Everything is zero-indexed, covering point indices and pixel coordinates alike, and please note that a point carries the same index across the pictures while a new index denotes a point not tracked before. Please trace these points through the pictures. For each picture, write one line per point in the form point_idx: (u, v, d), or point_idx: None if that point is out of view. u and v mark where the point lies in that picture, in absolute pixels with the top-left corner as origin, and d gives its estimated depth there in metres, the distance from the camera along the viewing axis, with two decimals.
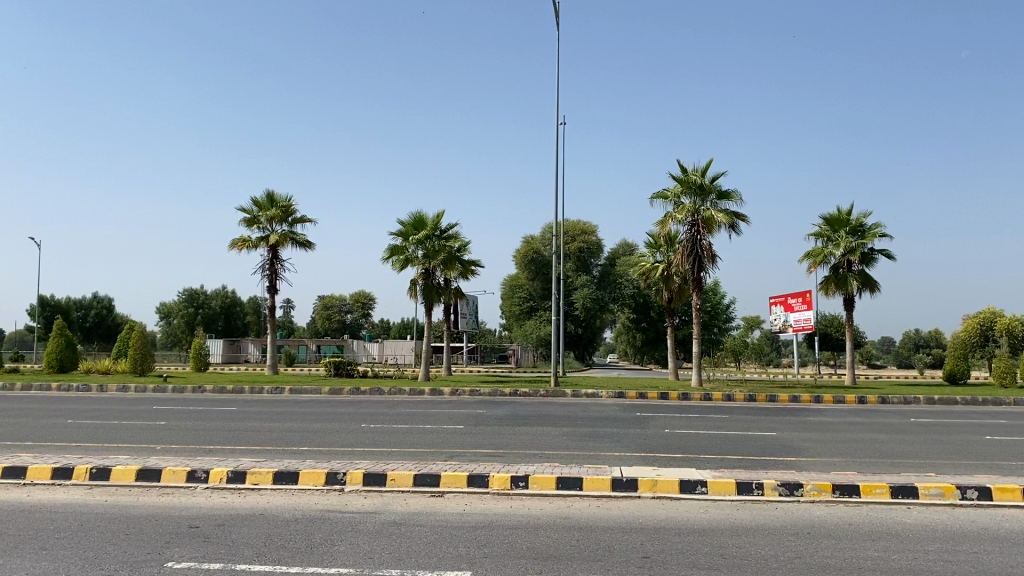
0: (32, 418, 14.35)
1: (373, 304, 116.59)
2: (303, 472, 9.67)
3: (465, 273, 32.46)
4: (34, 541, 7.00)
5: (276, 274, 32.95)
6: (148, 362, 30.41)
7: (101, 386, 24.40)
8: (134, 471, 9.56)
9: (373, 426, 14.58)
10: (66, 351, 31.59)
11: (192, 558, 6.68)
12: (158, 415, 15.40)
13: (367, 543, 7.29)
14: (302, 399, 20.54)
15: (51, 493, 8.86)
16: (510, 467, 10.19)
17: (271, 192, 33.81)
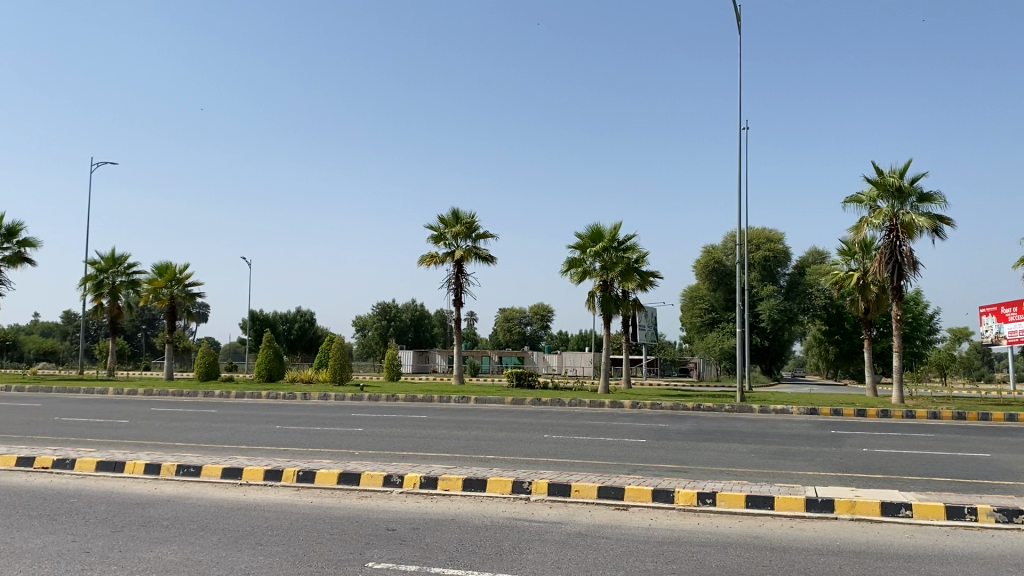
0: (248, 424, 15.62)
1: (552, 315, 117.72)
2: (491, 480, 9.90)
3: (643, 284, 32.18)
4: (252, 537, 7.60)
5: (460, 288, 34.02)
6: (346, 371, 32.28)
7: (305, 395, 26.17)
8: (337, 474, 10.18)
9: (557, 438, 14.71)
10: (273, 360, 34.07)
11: (391, 559, 7.02)
12: (356, 423, 16.33)
13: (555, 552, 7.38)
14: (487, 411, 21.05)
15: (263, 493, 9.59)
16: (696, 483, 9.97)
17: (456, 209, 35.02)
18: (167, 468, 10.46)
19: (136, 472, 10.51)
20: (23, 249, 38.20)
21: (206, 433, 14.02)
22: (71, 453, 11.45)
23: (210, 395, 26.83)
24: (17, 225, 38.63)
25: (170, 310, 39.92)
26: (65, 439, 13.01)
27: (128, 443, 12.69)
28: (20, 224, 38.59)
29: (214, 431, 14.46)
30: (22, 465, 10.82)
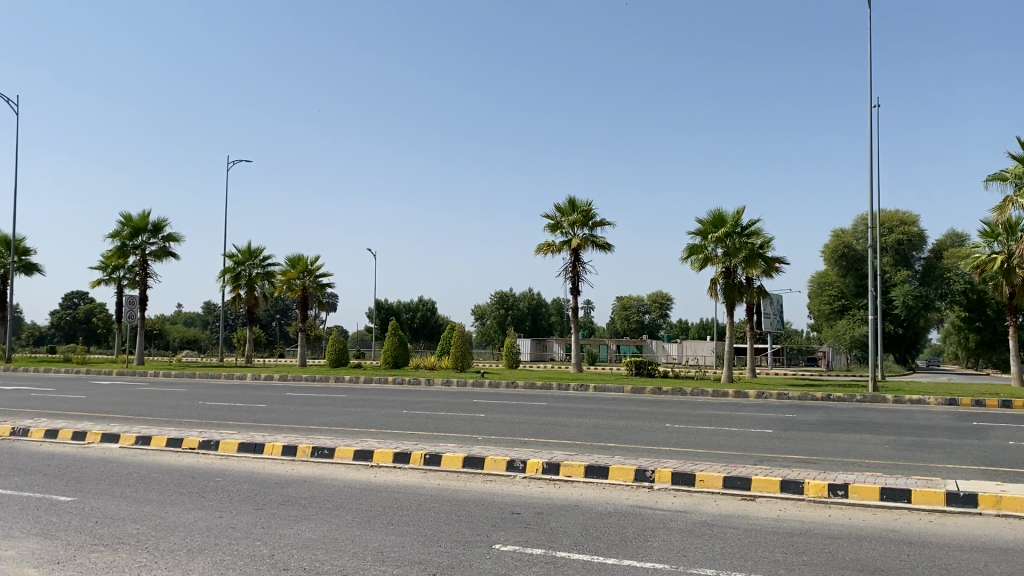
0: (376, 408, 16.19)
1: (671, 303, 116.22)
2: (613, 468, 9.92)
3: (768, 271, 31.31)
4: (383, 516, 7.90)
5: (578, 277, 34.03)
6: (468, 358, 32.90)
7: (429, 381, 26.90)
8: (461, 458, 10.41)
9: (679, 426, 14.56)
10: (398, 348, 35.08)
11: (517, 542, 7.14)
12: (479, 409, 16.66)
13: (680, 540, 7.33)
14: (608, 399, 21.03)
15: (392, 475, 9.93)
16: (826, 475, 9.67)
17: (572, 198, 35.00)
18: (302, 449, 10.97)
19: (274, 454, 11.05)
20: (167, 244, 40.65)
21: (338, 417, 14.61)
22: (216, 435, 12.18)
23: (340, 381, 27.95)
24: (162, 221, 41.12)
25: (302, 300, 41.64)
26: (210, 421, 13.84)
27: (266, 425, 13.38)
28: (165, 221, 41.05)
29: (345, 415, 15.04)
30: (172, 445, 11.57)
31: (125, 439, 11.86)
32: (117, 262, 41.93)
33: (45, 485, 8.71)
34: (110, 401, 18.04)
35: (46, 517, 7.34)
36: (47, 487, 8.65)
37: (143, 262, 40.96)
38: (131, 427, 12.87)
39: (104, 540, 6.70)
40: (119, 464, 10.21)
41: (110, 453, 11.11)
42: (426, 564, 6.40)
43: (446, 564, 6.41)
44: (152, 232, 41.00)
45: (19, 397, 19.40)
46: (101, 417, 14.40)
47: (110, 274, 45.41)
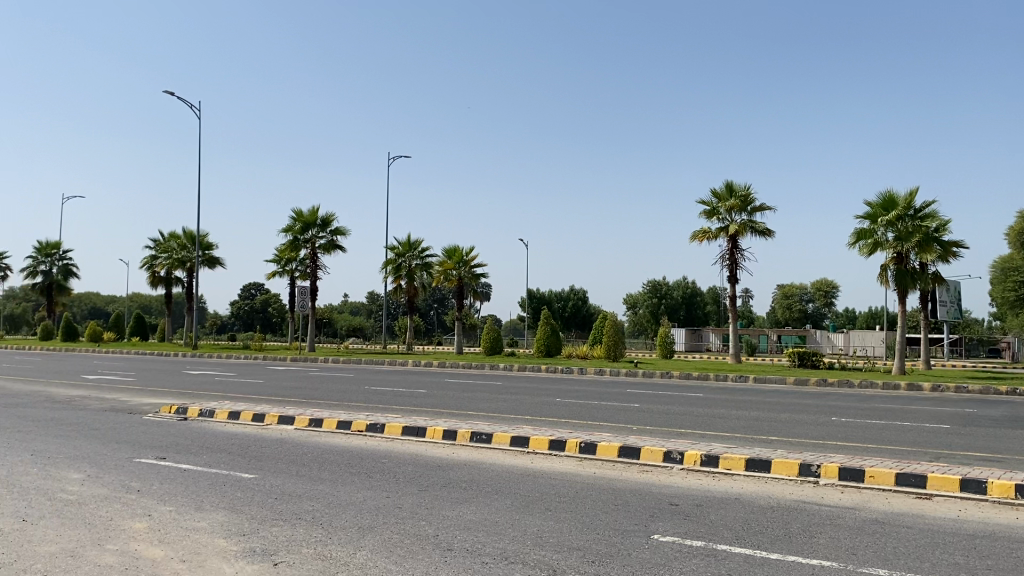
0: (532, 396, 16.44)
1: (836, 292, 111.13)
2: (776, 462, 9.62)
3: (945, 256, 29.36)
4: (541, 502, 8.01)
5: (736, 264, 33.13)
6: (620, 348, 32.75)
7: (583, 370, 27.05)
8: (617, 447, 10.39)
9: (845, 420, 13.92)
10: (551, 337, 35.39)
11: (676, 533, 7.06)
12: (634, 398, 16.58)
13: (849, 538, 7.02)
14: (768, 391, 20.39)
15: (549, 462, 10.04)
16: (1013, 474, 8.98)
17: (730, 182, 34.08)
18: (462, 434, 11.28)
19: (436, 437, 11.43)
20: (335, 237, 42.73)
21: (495, 404, 14.95)
22: (381, 418, 12.74)
23: (495, 368, 28.62)
24: (329, 216, 43.24)
25: (459, 290, 42.71)
26: (375, 405, 14.49)
27: (427, 410, 13.87)
28: (332, 215, 43.20)
29: (501, 402, 15.37)
30: (342, 427, 12.19)
31: (298, 422, 12.59)
32: (289, 255, 44.51)
33: (230, 463, 9.38)
34: (286, 385, 19.27)
35: (232, 493, 7.92)
36: (233, 464, 9.32)
37: (313, 255, 43.27)
38: (303, 410, 13.67)
39: (284, 515, 7.15)
40: (294, 444, 10.87)
41: (286, 434, 11.84)
42: (585, 550, 6.43)
43: (605, 551, 6.41)
44: (321, 227, 43.20)
45: (206, 381, 21.00)
46: (277, 400, 15.39)
47: (283, 267, 48.25)
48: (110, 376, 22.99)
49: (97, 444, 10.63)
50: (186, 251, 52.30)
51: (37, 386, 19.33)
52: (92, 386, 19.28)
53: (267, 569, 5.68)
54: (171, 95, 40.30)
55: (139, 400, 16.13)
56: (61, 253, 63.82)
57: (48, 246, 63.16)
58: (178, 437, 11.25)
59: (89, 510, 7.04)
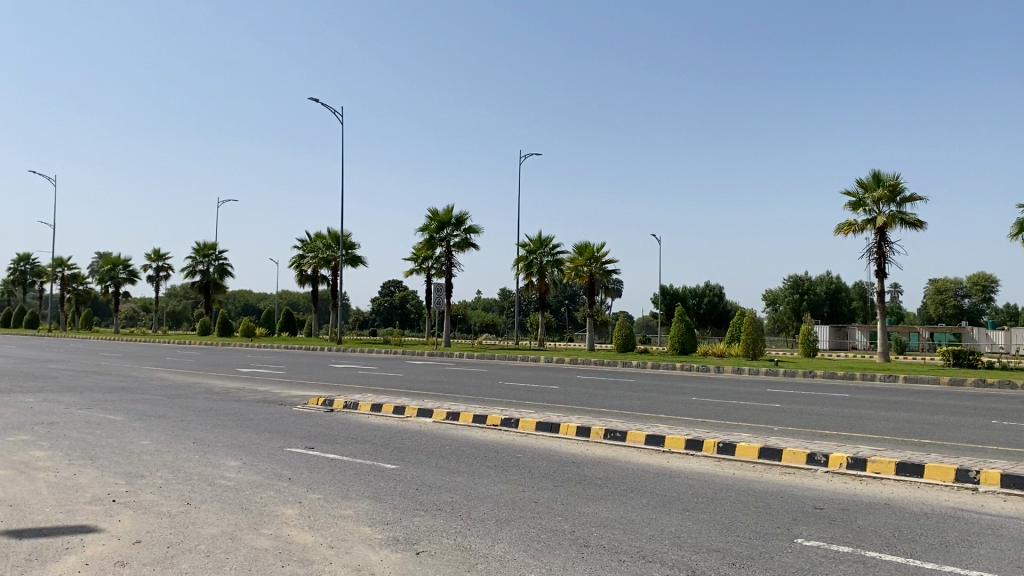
0: (667, 394, 16.21)
1: (996, 286, 103.83)
2: (930, 466, 9.10)
3: None
4: (678, 501, 7.89)
5: (884, 258, 31.53)
6: (759, 346, 31.78)
7: (719, 368, 26.43)
8: (757, 448, 10.10)
9: (1008, 424, 12.99)
10: (686, 334, 34.74)
11: (821, 538, 6.80)
12: (774, 398, 16.06)
13: (1013, 550, 6.55)
14: (920, 391, 19.28)
15: (685, 461, 9.87)
16: None
17: (877, 172, 32.46)
18: (596, 431, 11.27)
19: (569, 434, 11.46)
20: (469, 235, 43.53)
21: (629, 401, 14.84)
22: (516, 413, 12.88)
23: (629, 365, 28.36)
24: (464, 214, 44.06)
25: (591, 286, 42.63)
26: (510, 401, 14.66)
27: (562, 407, 13.90)
28: (467, 214, 44.04)
29: (635, 400, 15.24)
30: (478, 421, 12.40)
31: (437, 415, 12.91)
32: (425, 253, 45.68)
33: (374, 454, 9.73)
34: (425, 379, 19.78)
35: (375, 482, 8.21)
36: (376, 455, 9.67)
37: (448, 253, 44.24)
38: (441, 403, 14.00)
39: (425, 506, 7.35)
40: (433, 437, 11.16)
41: (425, 426, 12.18)
42: (725, 552, 6.30)
43: (745, 554, 6.25)
44: (455, 225, 44.06)
45: (349, 374, 21.85)
46: (417, 393, 15.86)
47: (420, 265, 49.53)
48: (262, 369, 24.27)
49: (252, 433, 11.28)
50: (330, 250, 54.56)
51: (199, 378, 20.65)
52: (247, 379, 20.42)
53: (409, 558, 5.85)
54: (314, 100, 42.03)
55: (289, 391, 16.98)
56: (217, 253, 67.87)
57: (206, 246, 67.25)
58: (325, 428, 11.77)
59: (246, 495, 7.48)
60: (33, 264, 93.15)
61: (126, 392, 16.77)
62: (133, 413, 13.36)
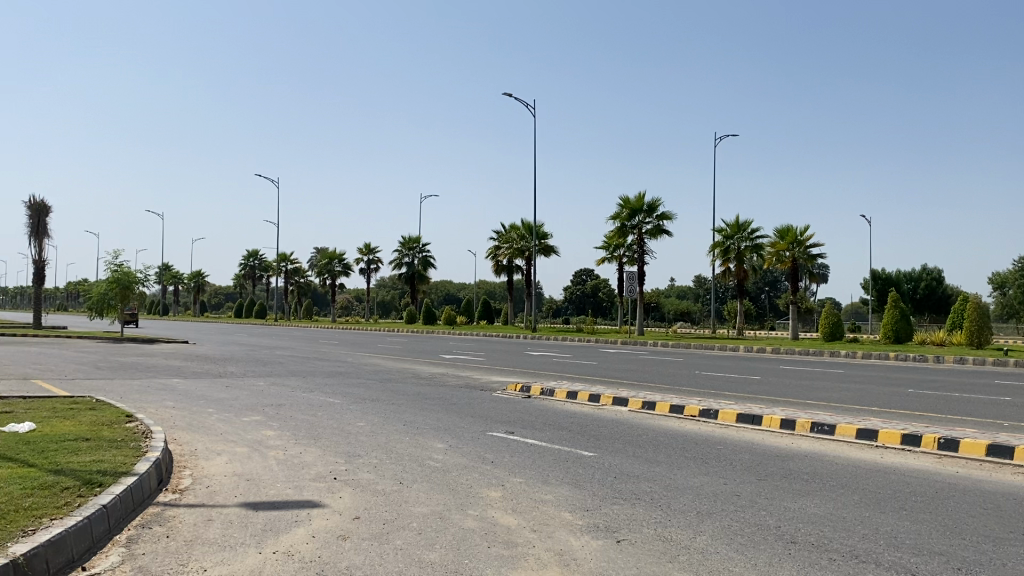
0: (878, 386, 15.26)
1: None
2: None
3: None
4: (895, 500, 7.38)
5: None
6: (985, 334, 29.18)
7: (939, 357, 24.56)
8: (985, 445, 9.28)
9: None
10: (900, 321, 32.51)
11: None
12: (1003, 390, 14.68)
13: None
14: None
15: (902, 457, 9.25)
16: None
17: None
18: (801, 424, 10.79)
19: (773, 426, 11.05)
20: (661, 222, 42.97)
21: (836, 393, 14.10)
22: (716, 403, 12.58)
23: (836, 356, 26.82)
24: (656, 201, 43.50)
25: (793, 272, 40.82)
26: (708, 391, 14.34)
27: (764, 398, 13.43)
28: (659, 200, 43.43)
29: (844, 391, 14.43)
30: (676, 412, 12.23)
31: (633, 404, 12.85)
32: (618, 241, 45.54)
33: (572, 441, 9.84)
34: (619, 368, 19.76)
35: (575, 469, 8.30)
36: (573, 442, 9.77)
37: (640, 240, 43.88)
38: (636, 392, 13.94)
39: (624, 494, 7.34)
40: (631, 426, 11.13)
41: (621, 415, 12.17)
42: (950, 556, 5.84)
43: (973, 559, 5.77)
44: (648, 212, 43.58)
45: (546, 362, 22.19)
46: (612, 382, 15.88)
47: (612, 254, 49.42)
48: (463, 356, 25.23)
49: (456, 417, 11.75)
50: (525, 240, 55.63)
51: (406, 364, 21.79)
52: (449, 365, 21.29)
53: (610, 545, 5.86)
54: (507, 95, 42.92)
55: (489, 377, 17.54)
56: (421, 245, 71.10)
57: (410, 240, 70.62)
58: (524, 414, 12.05)
59: (453, 477, 7.79)
60: (260, 260, 101.83)
61: (342, 377, 17.98)
62: (349, 396, 14.30)
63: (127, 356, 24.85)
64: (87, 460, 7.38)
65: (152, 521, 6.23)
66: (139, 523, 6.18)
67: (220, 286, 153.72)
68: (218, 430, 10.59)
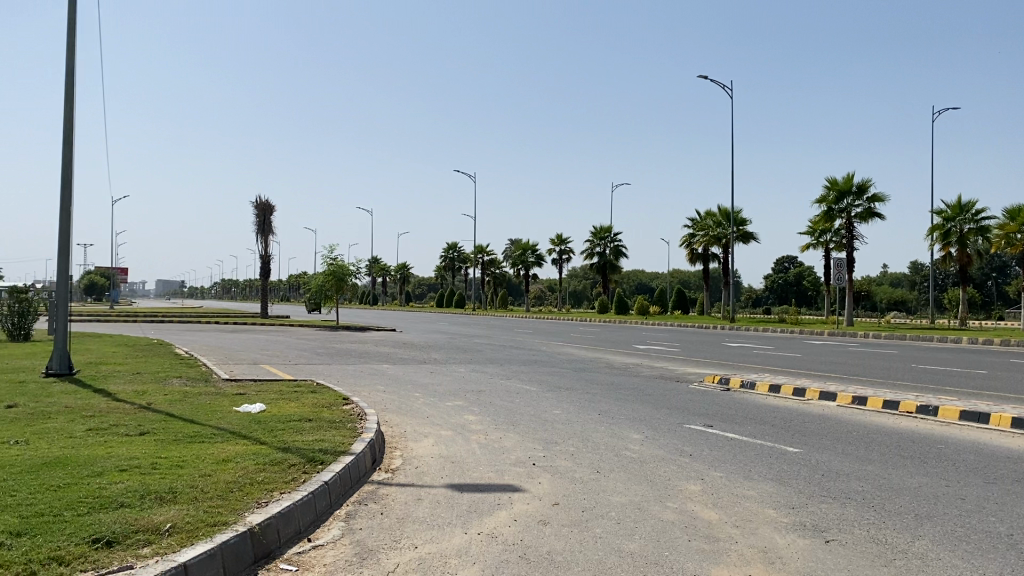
0: None
1: None
2: None
3: None
4: None
5: None
6: None
7: None
8: None
9: None
10: None
11: None
12: None
13: None
14: None
15: None
16: None
17: None
18: None
19: (1002, 425, 10.10)
20: (872, 204, 40.39)
21: None
22: (935, 399, 11.68)
23: None
24: (866, 182, 40.97)
25: None
26: (926, 386, 13.35)
27: (991, 394, 12.31)
28: (870, 182, 40.84)
29: None
30: (889, 408, 11.46)
31: (841, 399, 12.20)
32: (824, 226, 43.33)
33: (775, 436, 9.48)
34: (826, 360, 18.79)
35: (778, 465, 7.99)
36: (778, 438, 9.39)
37: (849, 224, 41.52)
38: (846, 386, 13.22)
39: (832, 493, 6.97)
40: (839, 422, 10.56)
41: (829, 410, 11.58)
42: None
43: None
44: (857, 194, 41.10)
45: (745, 353, 21.49)
46: (817, 375, 15.17)
47: (818, 240, 47.06)
48: (659, 346, 24.98)
49: (652, 408, 11.65)
50: (721, 227, 54.17)
51: (600, 354, 21.85)
52: (643, 355, 21.14)
53: (818, 545, 5.60)
54: (702, 79, 41.69)
55: (686, 369, 17.25)
56: (613, 235, 70.93)
57: (602, 229, 70.67)
58: (723, 407, 11.76)
59: (651, 468, 7.73)
60: (459, 252, 105.66)
61: (540, 365, 18.32)
62: (546, 384, 14.54)
63: (341, 342, 26.59)
64: (311, 439, 7.98)
65: (368, 498, 6.64)
66: (356, 500, 6.60)
67: (422, 278, 161.51)
68: (424, 414, 11.13)
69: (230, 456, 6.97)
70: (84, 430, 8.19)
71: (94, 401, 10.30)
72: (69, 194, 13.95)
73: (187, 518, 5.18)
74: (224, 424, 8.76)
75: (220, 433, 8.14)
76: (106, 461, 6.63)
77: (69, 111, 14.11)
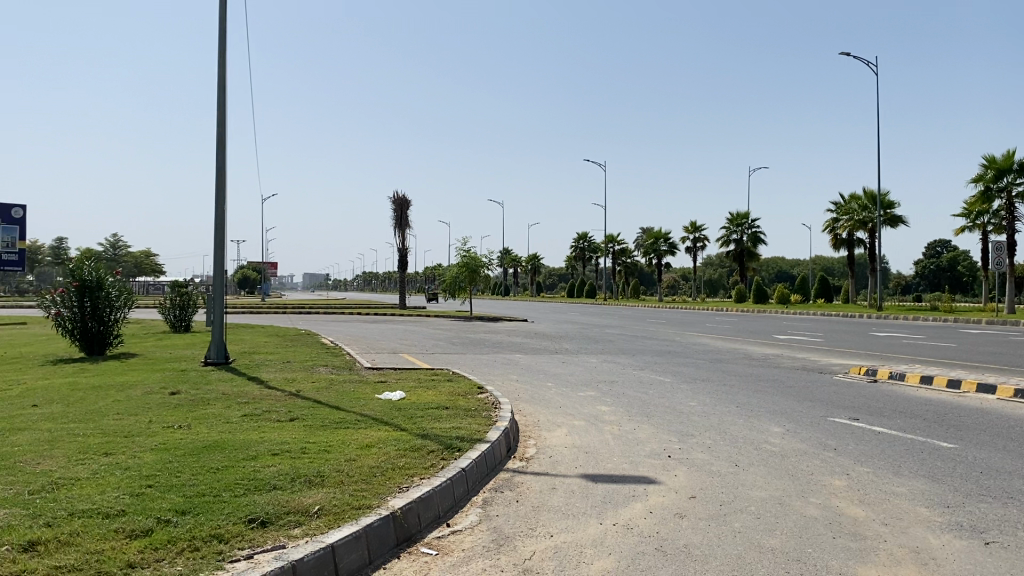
0: None
1: None
2: None
3: None
4: None
5: None
6: None
7: None
8: None
9: None
10: None
11: None
12: None
13: None
14: None
15: None
16: None
17: None
18: None
19: None
20: None
21: None
22: None
23: None
24: None
25: None
26: None
27: None
28: None
29: None
30: None
31: (1001, 392, 11.39)
32: (981, 207, 40.54)
33: (927, 431, 8.97)
34: (984, 350, 17.60)
35: (931, 461, 7.56)
36: (930, 432, 8.88)
37: (1010, 205, 38.64)
38: (1006, 378, 12.34)
39: (993, 492, 6.53)
40: (997, 416, 9.89)
41: (987, 403, 10.85)
42: None
43: None
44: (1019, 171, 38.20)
45: (893, 344, 20.40)
46: (973, 366, 14.24)
47: (974, 222, 44.10)
48: (800, 335, 24.10)
49: (794, 400, 11.27)
50: (867, 211, 51.60)
51: (738, 344, 21.30)
52: (784, 345, 20.46)
53: (977, 547, 5.26)
54: (844, 56, 39.75)
55: (829, 359, 16.57)
56: (750, 221, 68.85)
57: (739, 216, 68.73)
58: (869, 399, 11.23)
59: (792, 462, 7.48)
60: (590, 243, 105.07)
61: (675, 356, 18.04)
62: (680, 375, 14.32)
63: (475, 333, 27.05)
64: (448, 427, 8.18)
65: (504, 486, 6.75)
66: (493, 487, 6.72)
67: (554, 269, 161.94)
68: (558, 404, 11.18)
69: (373, 442, 7.24)
70: (240, 415, 8.71)
71: (247, 389, 10.94)
72: (221, 193, 14.80)
73: (334, 501, 5.43)
74: (366, 411, 9.10)
75: (362, 420, 8.46)
76: (260, 446, 7.02)
77: (221, 113, 14.96)
